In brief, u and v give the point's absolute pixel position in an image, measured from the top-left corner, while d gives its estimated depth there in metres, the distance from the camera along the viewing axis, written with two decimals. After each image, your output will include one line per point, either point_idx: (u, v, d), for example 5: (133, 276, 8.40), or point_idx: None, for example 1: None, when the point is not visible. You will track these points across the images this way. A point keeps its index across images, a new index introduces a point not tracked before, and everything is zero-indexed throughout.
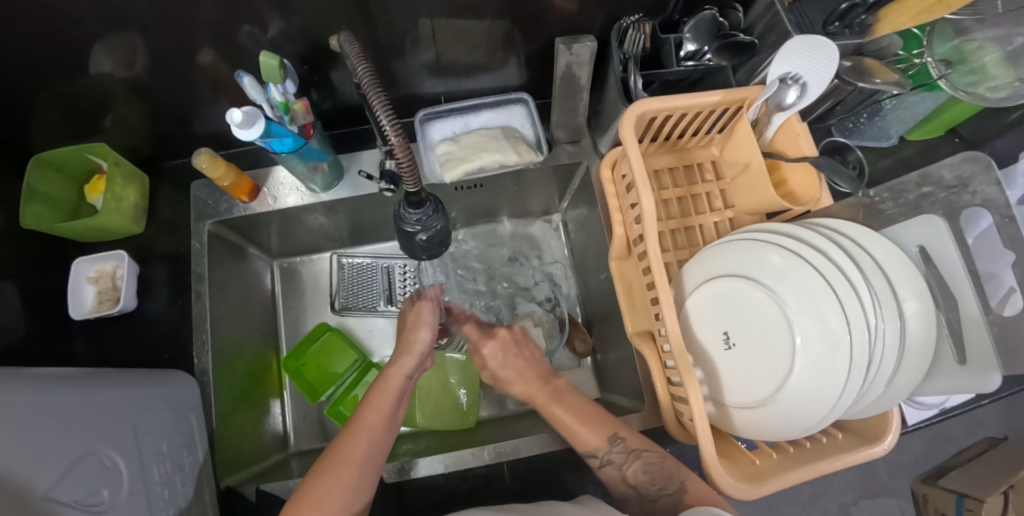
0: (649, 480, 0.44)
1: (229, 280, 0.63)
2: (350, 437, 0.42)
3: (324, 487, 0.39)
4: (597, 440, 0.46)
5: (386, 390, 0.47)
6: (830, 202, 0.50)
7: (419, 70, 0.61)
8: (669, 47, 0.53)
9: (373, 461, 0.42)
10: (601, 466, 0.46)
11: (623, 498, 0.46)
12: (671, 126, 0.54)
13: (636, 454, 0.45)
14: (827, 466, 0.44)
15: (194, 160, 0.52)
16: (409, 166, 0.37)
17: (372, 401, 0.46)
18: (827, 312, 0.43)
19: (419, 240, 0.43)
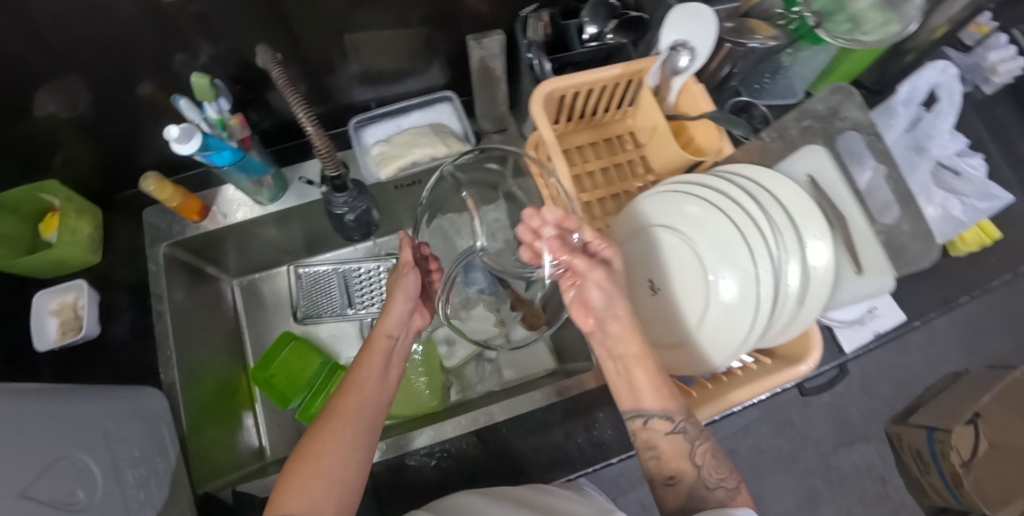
0: (715, 468, 0.44)
1: (190, 298, 0.65)
2: (340, 396, 0.44)
3: (320, 444, 0.40)
4: (664, 407, 0.44)
5: (374, 349, 0.49)
6: (732, 150, 0.55)
7: (351, 81, 0.66)
8: (571, 31, 0.58)
9: (365, 418, 0.44)
10: (674, 431, 0.44)
11: (672, 472, 0.44)
12: (583, 103, 0.59)
13: (705, 436, 0.45)
14: (754, 387, 0.50)
15: (142, 184, 0.55)
16: (328, 153, 0.44)
17: (361, 361, 0.48)
18: (736, 254, 0.48)
19: (348, 220, 0.49)
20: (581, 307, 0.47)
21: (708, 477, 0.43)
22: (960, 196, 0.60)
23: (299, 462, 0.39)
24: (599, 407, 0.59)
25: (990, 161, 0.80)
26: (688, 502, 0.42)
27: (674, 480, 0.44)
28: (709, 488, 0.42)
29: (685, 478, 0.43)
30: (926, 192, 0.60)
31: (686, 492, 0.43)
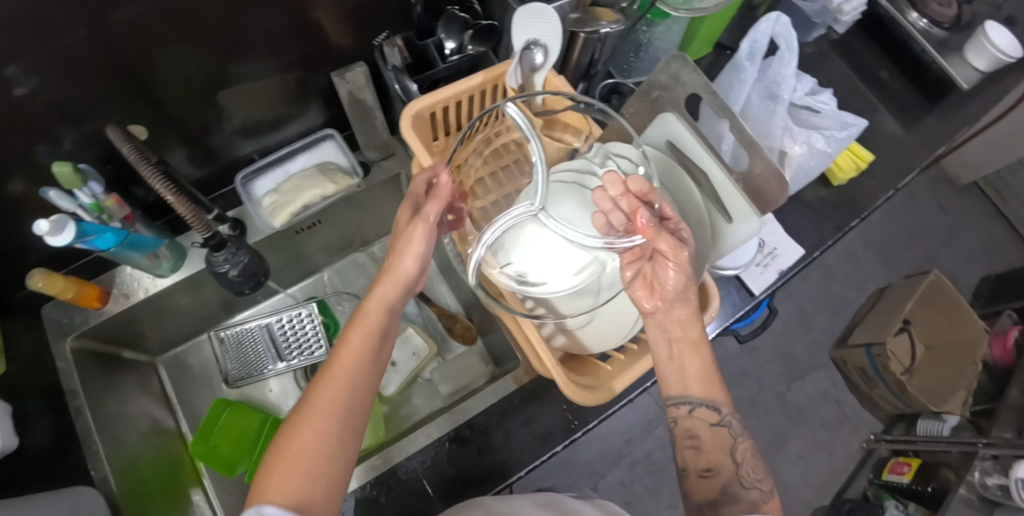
0: (753, 468, 0.45)
1: (109, 387, 0.64)
2: (326, 379, 0.39)
3: (302, 436, 0.35)
4: (708, 397, 0.45)
5: (364, 326, 0.42)
6: (600, 132, 0.59)
7: (232, 136, 0.66)
8: (430, 49, 0.60)
9: (353, 407, 0.38)
10: (719, 424, 0.46)
11: (710, 465, 0.45)
12: (456, 116, 0.60)
13: (744, 436, 0.47)
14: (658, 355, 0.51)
15: (29, 283, 0.53)
16: (194, 219, 0.46)
17: (347, 338, 0.42)
18: None
19: (232, 276, 0.53)
20: (647, 286, 0.44)
21: (745, 475, 0.44)
22: (822, 130, 0.64)
23: (277, 460, 0.34)
24: (535, 399, 0.61)
25: (858, 91, 0.86)
26: (726, 495, 0.43)
27: (710, 473, 0.45)
28: (744, 487, 0.44)
29: (723, 472, 0.44)
30: (789, 132, 0.64)
31: (722, 487, 0.44)
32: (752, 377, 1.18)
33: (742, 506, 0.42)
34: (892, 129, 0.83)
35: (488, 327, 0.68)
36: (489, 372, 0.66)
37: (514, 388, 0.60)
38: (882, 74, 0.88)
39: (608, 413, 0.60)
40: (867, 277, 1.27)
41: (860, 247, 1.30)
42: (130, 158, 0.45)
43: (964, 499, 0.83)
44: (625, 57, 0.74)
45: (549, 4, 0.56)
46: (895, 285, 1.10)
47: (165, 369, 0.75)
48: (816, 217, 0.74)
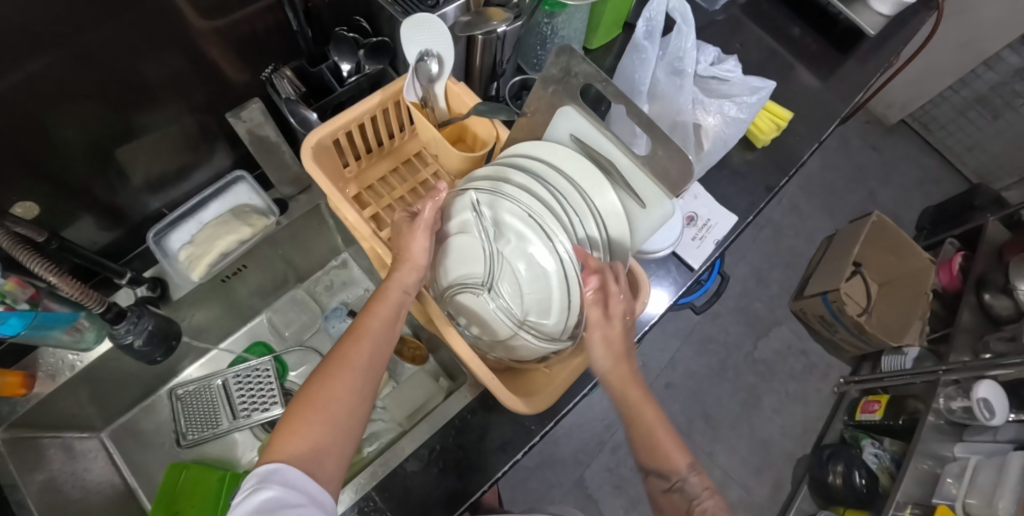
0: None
1: (51, 474, 0.61)
2: (353, 343, 0.43)
3: (327, 393, 0.39)
4: (671, 467, 0.48)
5: (386, 301, 0.46)
6: (508, 132, 0.58)
7: (138, 192, 0.63)
8: (326, 75, 0.59)
9: (372, 372, 0.43)
10: (672, 490, 0.48)
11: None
12: (363, 139, 0.59)
13: (707, 494, 0.47)
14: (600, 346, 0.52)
15: None
16: (85, 295, 0.48)
17: (371, 310, 0.46)
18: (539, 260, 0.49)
19: (137, 345, 0.55)
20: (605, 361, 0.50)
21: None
22: (732, 97, 0.65)
23: (303, 408, 0.39)
24: (491, 409, 0.61)
25: (771, 49, 0.87)
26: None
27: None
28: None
29: None
30: (700, 104, 0.65)
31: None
32: (718, 341, 1.20)
33: None
34: (808, 83, 0.85)
35: (435, 344, 0.69)
36: (442, 389, 0.67)
37: (467, 403, 0.60)
38: (793, 30, 0.89)
39: (564, 411, 0.61)
40: (810, 229, 1.31)
41: (803, 200, 1.34)
42: (5, 246, 0.43)
43: (934, 427, 0.86)
44: (534, 52, 0.73)
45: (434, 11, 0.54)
46: (842, 230, 1.12)
47: (114, 441, 0.72)
48: (744, 182, 0.75)
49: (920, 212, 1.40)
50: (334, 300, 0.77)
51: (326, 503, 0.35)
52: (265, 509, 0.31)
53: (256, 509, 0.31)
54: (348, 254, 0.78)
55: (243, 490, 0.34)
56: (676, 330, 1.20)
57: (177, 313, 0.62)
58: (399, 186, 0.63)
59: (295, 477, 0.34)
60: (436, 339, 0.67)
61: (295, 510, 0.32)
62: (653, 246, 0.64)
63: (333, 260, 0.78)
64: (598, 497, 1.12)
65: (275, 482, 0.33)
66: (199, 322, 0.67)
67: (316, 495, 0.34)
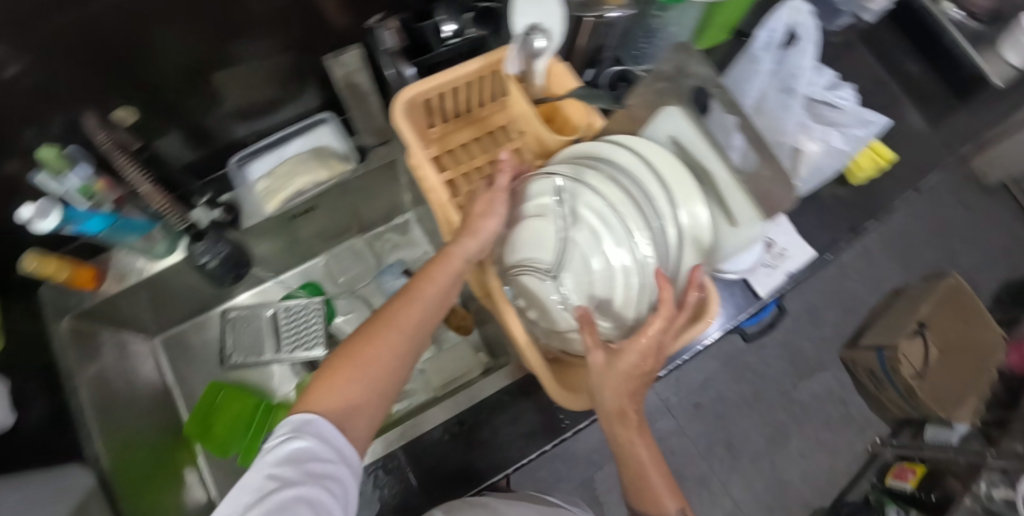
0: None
1: (104, 368, 0.64)
2: (401, 307, 0.42)
3: (372, 351, 0.40)
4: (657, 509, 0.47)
5: (445, 266, 0.45)
6: (602, 123, 0.56)
7: (226, 118, 0.64)
8: (428, 32, 0.58)
9: (416, 336, 0.43)
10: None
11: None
12: (453, 101, 0.58)
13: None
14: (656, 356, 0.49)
15: (21, 264, 0.54)
16: (169, 208, 0.53)
17: (428, 275, 0.45)
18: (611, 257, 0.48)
19: (212, 265, 0.58)
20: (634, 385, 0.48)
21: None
22: (842, 127, 0.60)
23: (345, 361, 0.39)
24: (529, 395, 0.60)
25: (881, 83, 0.82)
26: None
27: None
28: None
29: None
30: (806, 129, 0.60)
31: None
32: (756, 373, 1.16)
33: None
34: (917, 126, 0.79)
35: (484, 320, 0.68)
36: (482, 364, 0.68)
37: (506, 385, 0.59)
38: (910, 66, 0.83)
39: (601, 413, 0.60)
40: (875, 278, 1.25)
41: (877, 247, 1.27)
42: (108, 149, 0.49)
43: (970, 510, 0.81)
44: (636, 42, 0.69)
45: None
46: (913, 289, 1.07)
47: (163, 349, 0.76)
48: (828, 216, 0.71)
49: (999, 282, 1.31)
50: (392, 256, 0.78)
51: (354, 460, 0.37)
52: (297, 460, 0.33)
53: (288, 458, 0.33)
54: (411, 215, 0.78)
55: (275, 436, 0.35)
56: (713, 353, 1.17)
57: (247, 239, 0.64)
58: (479, 155, 0.61)
59: (330, 432, 0.35)
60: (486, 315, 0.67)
61: (325, 466, 0.33)
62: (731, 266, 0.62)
63: (396, 218, 0.78)
64: (603, 500, 1.11)
65: (310, 434, 0.34)
66: (261, 254, 0.68)
67: (346, 453, 0.35)
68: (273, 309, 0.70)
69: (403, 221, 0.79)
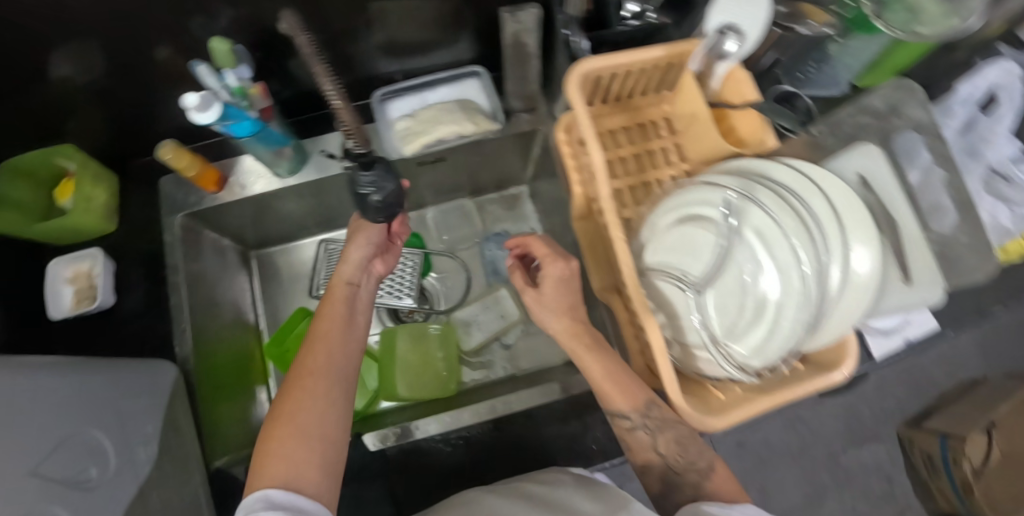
0: (682, 455, 0.45)
1: (204, 271, 0.64)
2: (313, 346, 0.42)
3: (292, 406, 0.38)
4: (630, 407, 0.45)
5: (330, 300, 0.47)
6: (776, 144, 0.52)
7: (372, 50, 0.60)
8: (612, 6, 0.55)
9: (342, 373, 0.41)
10: (632, 427, 0.46)
11: (645, 463, 0.47)
12: (621, 83, 0.56)
13: (668, 426, 0.46)
14: (785, 396, 0.44)
15: (159, 151, 0.54)
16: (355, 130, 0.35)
17: (319, 313, 0.46)
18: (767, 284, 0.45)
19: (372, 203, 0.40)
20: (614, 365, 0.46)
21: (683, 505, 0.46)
22: (1012, 203, 0.59)
23: (275, 428, 0.36)
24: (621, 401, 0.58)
25: None
26: (663, 488, 0.46)
27: (647, 471, 0.47)
28: (677, 475, 0.45)
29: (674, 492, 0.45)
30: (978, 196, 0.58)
31: (660, 479, 0.47)
32: (806, 428, 1.08)
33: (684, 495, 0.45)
34: None
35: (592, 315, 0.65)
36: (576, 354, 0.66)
37: None
38: None
39: None
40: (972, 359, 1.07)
41: None
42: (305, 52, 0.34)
43: None
44: (802, 66, 0.63)
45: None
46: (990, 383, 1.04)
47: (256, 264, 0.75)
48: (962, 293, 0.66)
49: None
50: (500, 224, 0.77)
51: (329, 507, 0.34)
52: None
53: None
54: (523, 190, 0.77)
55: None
56: None
57: None
58: (627, 145, 0.60)
59: (295, 498, 0.32)
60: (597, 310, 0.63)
61: None
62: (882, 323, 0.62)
63: (511, 189, 0.77)
64: None
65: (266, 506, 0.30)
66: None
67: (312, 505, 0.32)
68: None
69: (514, 195, 0.78)
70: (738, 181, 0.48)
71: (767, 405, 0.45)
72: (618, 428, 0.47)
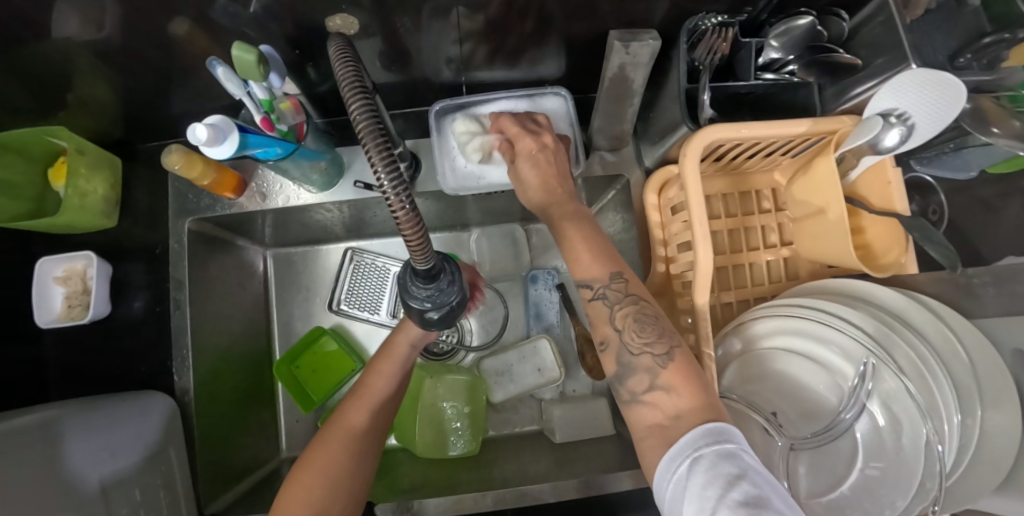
0: (640, 333, 0.38)
1: (215, 278, 0.57)
2: (350, 410, 0.42)
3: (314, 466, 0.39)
4: (595, 274, 0.40)
5: (390, 356, 0.45)
6: (915, 269, 0.44)
7: (436, 56, 0.49)
8: (749, 53, 0.43)
9: (370, 435, 0.42)
10: (592, 299, 0.40)
11: (603, 339, 0.40)
12: (738, 150, 0.47)
13: (630, 300, 0.39)
14: None
15: (165, 159, 0.44)
16: (418, 241, 0.26)
17: (376, 367, 0.45)
18: (881, 454, 0.38)
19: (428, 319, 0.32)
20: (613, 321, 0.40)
21: (633, 388, 0.37)
22: None
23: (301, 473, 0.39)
24: None
25: None
26: (617, 369, 0.38)
27: (604, 348, 0.40)
28: (631, 354, 0.37)
29: (610, 345, 0.39)
30: None
31: (614, 358, 0.39)
32: None
33: (639, 376, 0.36)
34: None
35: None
36: (615, 429, 0.60)
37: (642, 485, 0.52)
38: None
39: None
40: None
41: None
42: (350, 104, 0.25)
43: None
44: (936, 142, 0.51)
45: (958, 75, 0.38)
46: None
47: (274, 263, 0.68)
48: None
49: None
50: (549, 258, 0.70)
51: None
52: None
53: None
54: None
55: None
56: None
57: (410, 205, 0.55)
58: (723, 216, 0.53)
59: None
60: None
61: None
62: None
63: None
64: None
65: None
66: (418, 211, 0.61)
67: None
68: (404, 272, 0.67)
69: None
70: (872, 326, 0.39)
71: None
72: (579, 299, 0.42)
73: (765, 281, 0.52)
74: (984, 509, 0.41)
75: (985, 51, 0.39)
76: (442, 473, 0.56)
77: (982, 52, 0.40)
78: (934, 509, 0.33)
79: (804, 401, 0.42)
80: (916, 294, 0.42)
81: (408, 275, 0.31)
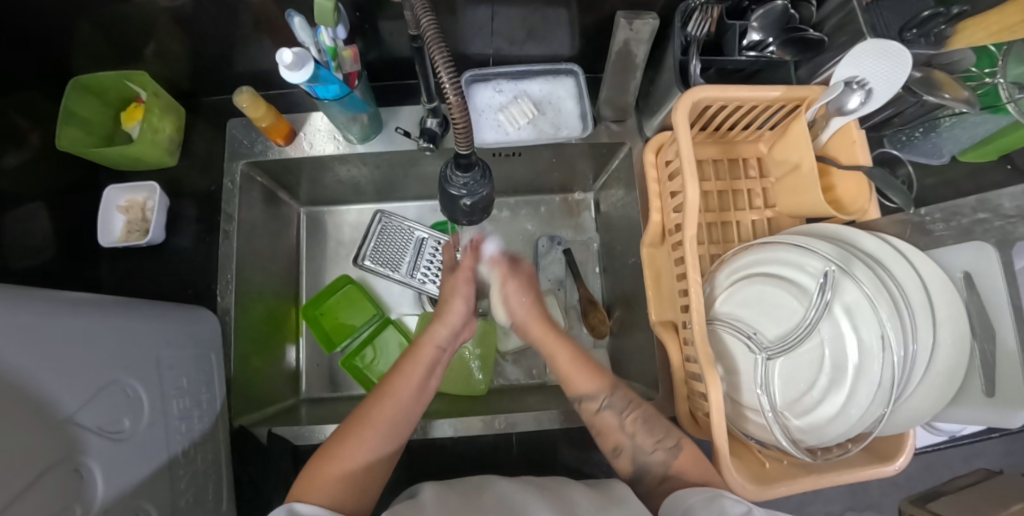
0: (649, 434, 0.49)
1: (260, 219, 0.64)
2: (375, 401, 0.46)
3: (347, 441, 0.43)
4: (599, 387, 0.51)
5: (416, 360, 0.50)
6: (877, 215, 0.50)
7: (468, 32, 0.57)
8: (734, 34, 0.52)
9: (396, 429, 0.45)
10: (600, 410, 0.50)
11: (615, 444, 0.50)
12: (725, 116, 0.54)
13: (633, 407, 0.50)
14: (820, 479, 0.44)
15: (236, 98, 0.52)
16: (464, 126, 0.32)
17: (400, 368, 0.49)
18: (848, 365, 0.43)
19: (462, 205, 0.38)
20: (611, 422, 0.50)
21: (654, 478, 0.47)
22: None
23: (331, 455, 0.42)
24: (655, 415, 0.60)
25: None
26: (633, 468, 0.48)
27: (617, 453, 0.50)
28: (646, 452, 0.48)
29: (623, 448, 0.49)
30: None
31: (629, 459, 0.49)
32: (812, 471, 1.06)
33: (653, 469, 0.47)
34: None
35: (641, 342, 0.63)
36: None
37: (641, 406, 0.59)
38: None
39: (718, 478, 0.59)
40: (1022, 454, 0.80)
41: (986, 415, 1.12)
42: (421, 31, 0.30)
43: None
44: (908, 130, 0.59)
45: (908, 57, 0.44)
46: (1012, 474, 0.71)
47: (306, 219, 0.74)
48: None
49: None
50: (556, 228, 0.78)
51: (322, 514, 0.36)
52: None
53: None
54: (584, 197, 0.79)
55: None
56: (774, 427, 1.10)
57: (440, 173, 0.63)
58: (713, 179, 0.59)
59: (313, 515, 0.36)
60: (648, 339, 0.62)
61: None
62: (951, 429, 0.61)
63: (577, 193, 0.79)
64: None
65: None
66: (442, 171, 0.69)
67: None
68: (426, 235, 0.72)
69: (572, 201, 0.79)
70: (835, 251, 0.45)
71: (810, 483, 0.44)
72: (585, 413, 0.51)
73: (750, 237, 0.58)
74: (952, 416, 0.47)
75: (928, 25, 0.48)
76: (451, 406, 0.61)
77: (925, 26, 0.48)
78: (883, 403, 0.38)
79: (779, 317, 0.46)
80: (881, 234, 0.48)
81: (449, 166, 0.37)
